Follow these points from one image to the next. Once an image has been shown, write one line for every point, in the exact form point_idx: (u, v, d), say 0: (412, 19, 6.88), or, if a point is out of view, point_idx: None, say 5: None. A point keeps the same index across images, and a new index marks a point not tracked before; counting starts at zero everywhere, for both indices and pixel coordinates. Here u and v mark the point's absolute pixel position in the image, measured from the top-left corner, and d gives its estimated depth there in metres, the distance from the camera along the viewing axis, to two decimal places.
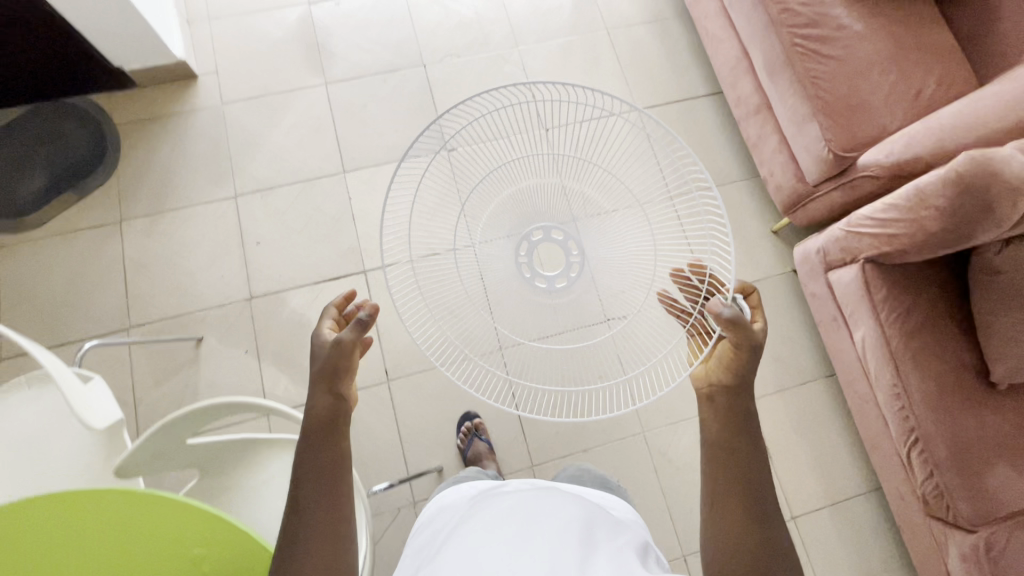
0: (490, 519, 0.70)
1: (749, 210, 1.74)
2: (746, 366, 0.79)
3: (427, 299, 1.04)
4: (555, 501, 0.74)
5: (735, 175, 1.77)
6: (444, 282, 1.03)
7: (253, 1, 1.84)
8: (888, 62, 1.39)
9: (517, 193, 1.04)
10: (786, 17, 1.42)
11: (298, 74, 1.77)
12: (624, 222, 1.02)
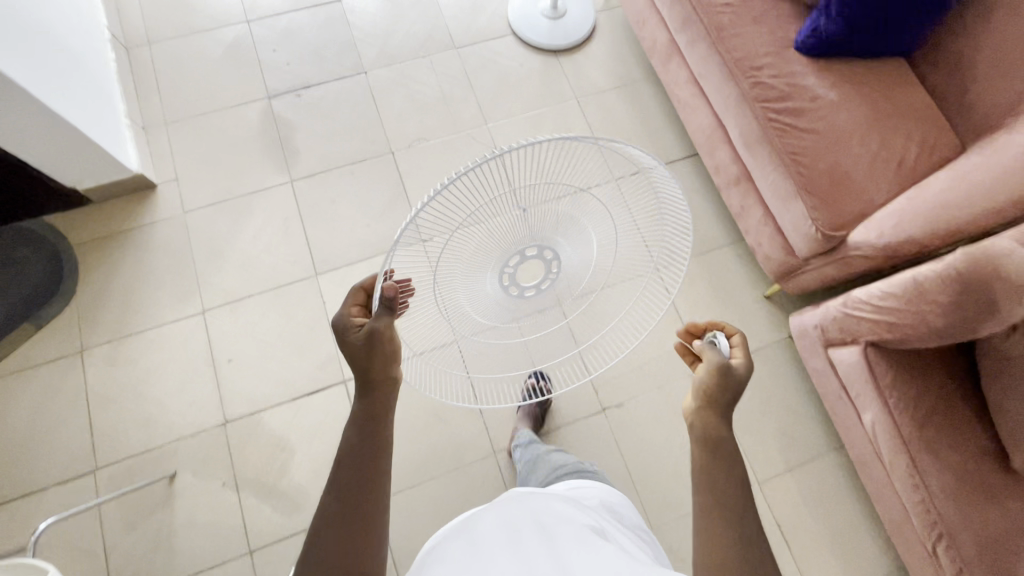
0: (463, 545, 0.68)
1: (738, 277, 1.69)
2: (723, 397, 0.73)
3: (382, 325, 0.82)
4: (538, 513, 0.74)
5: (720, 240, 1.72)
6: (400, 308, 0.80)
7: (212, 100, 1.78)
8: (867, 131, 1.35)
9: (501, 223, 0.74)
10: (758, 92, 1.39)
11: (262, 174, 1.71)
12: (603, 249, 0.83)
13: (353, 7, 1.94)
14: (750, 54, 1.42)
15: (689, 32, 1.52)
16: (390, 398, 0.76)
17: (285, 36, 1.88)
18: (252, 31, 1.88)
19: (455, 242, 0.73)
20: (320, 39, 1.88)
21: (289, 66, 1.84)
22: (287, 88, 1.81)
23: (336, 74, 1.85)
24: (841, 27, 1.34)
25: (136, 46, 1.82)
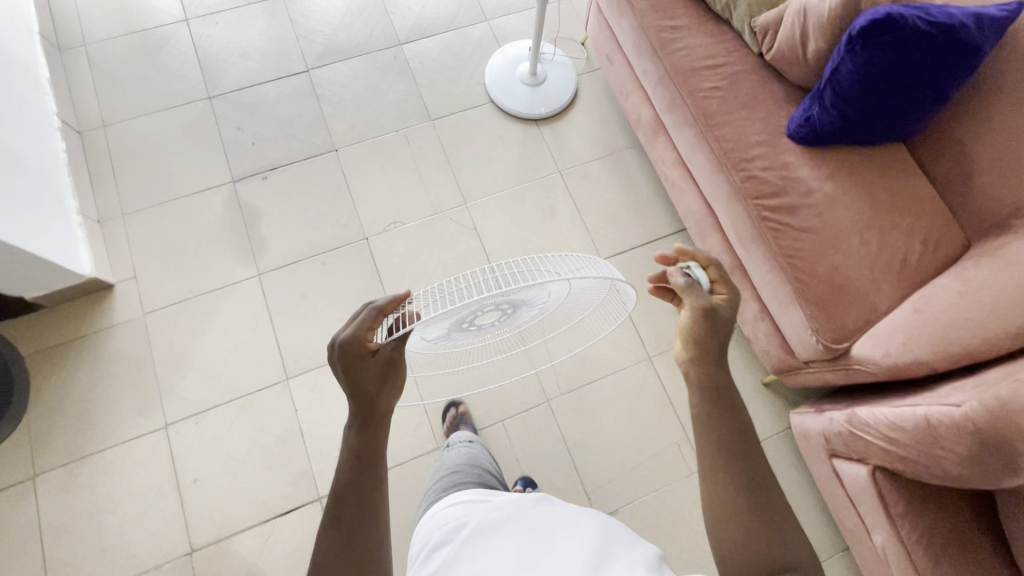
0: None
1: (735, 362, 1.60)
2: (708, 335, 0.70)
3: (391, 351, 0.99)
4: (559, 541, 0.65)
5: None
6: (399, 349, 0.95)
7: (173, 187, 1.68)
8: (866, 227, 1.27)
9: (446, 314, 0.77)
10: (750, 187, 1.31)
11: (228, 267, 1.61)
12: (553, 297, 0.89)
13: (322, 78, 1.84)
14: (740, 143, 1.34)
15: (676, 115, 1.44)
16: (380, 440, 0.71)
17: (250, 113, 1.78)
18: (215, 107, 1.77)
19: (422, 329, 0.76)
20: (288, 115, 1.79)
21: (254, 145, 1.74)
22: (253, 171, 1.71)
23: (305, 152, 1.75)
24: (834, 118, 1.26)
25: (91, 129, 1.72)
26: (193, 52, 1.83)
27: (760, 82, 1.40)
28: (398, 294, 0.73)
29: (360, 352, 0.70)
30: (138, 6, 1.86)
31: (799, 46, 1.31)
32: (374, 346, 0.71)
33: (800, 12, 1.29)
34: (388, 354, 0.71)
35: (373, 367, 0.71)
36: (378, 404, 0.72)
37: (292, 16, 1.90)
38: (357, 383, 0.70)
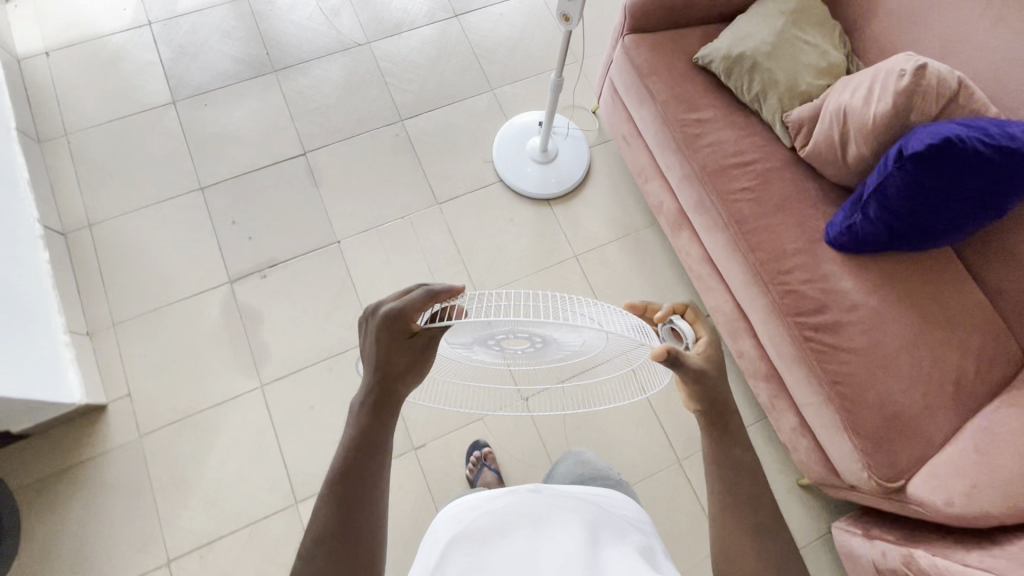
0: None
1: (769, 464, 1.51)
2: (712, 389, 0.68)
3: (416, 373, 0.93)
4: (560, 534, 0.64)
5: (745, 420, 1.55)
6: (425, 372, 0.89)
7: (166, 290, 1.58)
8: (917, 346, 1.19)
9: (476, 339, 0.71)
10: (789, 302, 1.22)
11: (228, 379, 1.51)
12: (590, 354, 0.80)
13: (319, 161, 1.73)
14: (777, 252, 1.25)
15: (703, 215, 1.35)
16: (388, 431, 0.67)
17: (245, 203, 1.67)
18: (207, 198, 1.67)
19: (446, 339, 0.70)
20: (284, 204, 1.68)
21: (250, 239, 1.64)
22: (250, 268, 1.61)
23: (305, 246, 1.64)
24: (880, 229, 1.16)
25: (76, 229, 1.61)
26: (182, 138, 1.72)
27: (794, 181, 1.31)
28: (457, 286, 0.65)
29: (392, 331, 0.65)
30: (122, 90, 1.76)
31: (837, 145, 1.20)
32: (417, 326, 0.66)
33: (839, 112, 1.19)
34: (429, 336, 0.65)
35: (409, 350, 0.66)
36: (397, 389, 0.68)
37: (285, 94, 1.79)
38: (387, 363, 0.66)
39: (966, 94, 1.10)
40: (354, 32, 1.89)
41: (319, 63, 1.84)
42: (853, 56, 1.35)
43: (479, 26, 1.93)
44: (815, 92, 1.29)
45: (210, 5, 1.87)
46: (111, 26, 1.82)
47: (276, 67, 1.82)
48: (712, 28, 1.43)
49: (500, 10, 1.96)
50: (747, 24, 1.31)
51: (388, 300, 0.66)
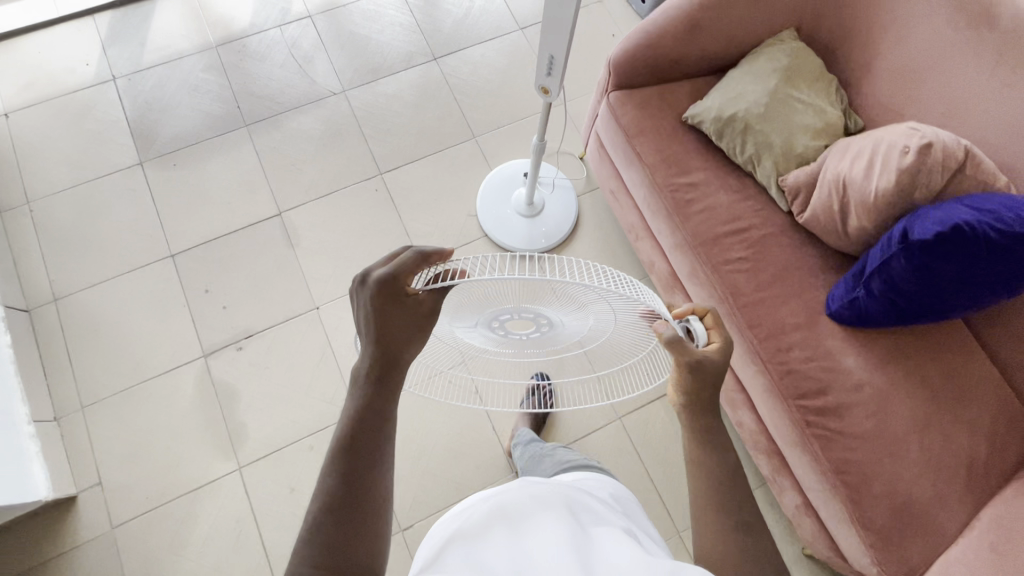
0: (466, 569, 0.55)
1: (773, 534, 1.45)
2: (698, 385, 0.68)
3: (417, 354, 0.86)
4: (551, 515, 0.62)
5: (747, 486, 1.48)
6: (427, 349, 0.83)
7: (138, 367, 1.50)
8: (926, 427, 1.12)
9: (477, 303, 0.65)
10: (789, 383, 1.15)
11: (205, 461, 1.44)
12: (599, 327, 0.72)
13: (296, 220, 1.66)
14: (775, 328, 1.18)
15: (697, 284, 1.27)
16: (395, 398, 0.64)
17: (219, 269, 1.60)
18: (179, 265, 1.59)
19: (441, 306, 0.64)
20: (260, 268, 1.61)
21: (225, 308, 1.56)
22: (226, 340, 1.54)
23: (282, 314, 1.57)
24: (884, 307, 1.09)
25: (42, 304, 1.53)
26: (151, 201, 1.64)
27: (791, 248, 1.23)
28: (449, 249, 0.61)
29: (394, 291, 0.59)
30: (87, 151, 1.67)
31: (837, 216, 1.13)
32: (414, 289, 0.60)
33: (838, 182, 1.12)
34: (426, 305, 0.59)
35: (407, 313, 0.60)
36: (403, 355, 0.63)
37: (258, 150, 1.71)
38: (387, 330, 0.61)
39: (974, 163, 1.03)
40: (329, 80, 1.81)
41: (292, 115, 1.76)
42: (851, 109, 1.26)
43: (459, 69, 1.85)
44: (811, 155, 1.21)
45: (177, 57, 1.79)
46: (73, 84, 1.73)
47: (248, 121, 1.74)
48: (700, 81, 1.34)
49: (480, 51, 1.88)
50: (736, 84, 1.23)
51: (378, 266, 0.61)
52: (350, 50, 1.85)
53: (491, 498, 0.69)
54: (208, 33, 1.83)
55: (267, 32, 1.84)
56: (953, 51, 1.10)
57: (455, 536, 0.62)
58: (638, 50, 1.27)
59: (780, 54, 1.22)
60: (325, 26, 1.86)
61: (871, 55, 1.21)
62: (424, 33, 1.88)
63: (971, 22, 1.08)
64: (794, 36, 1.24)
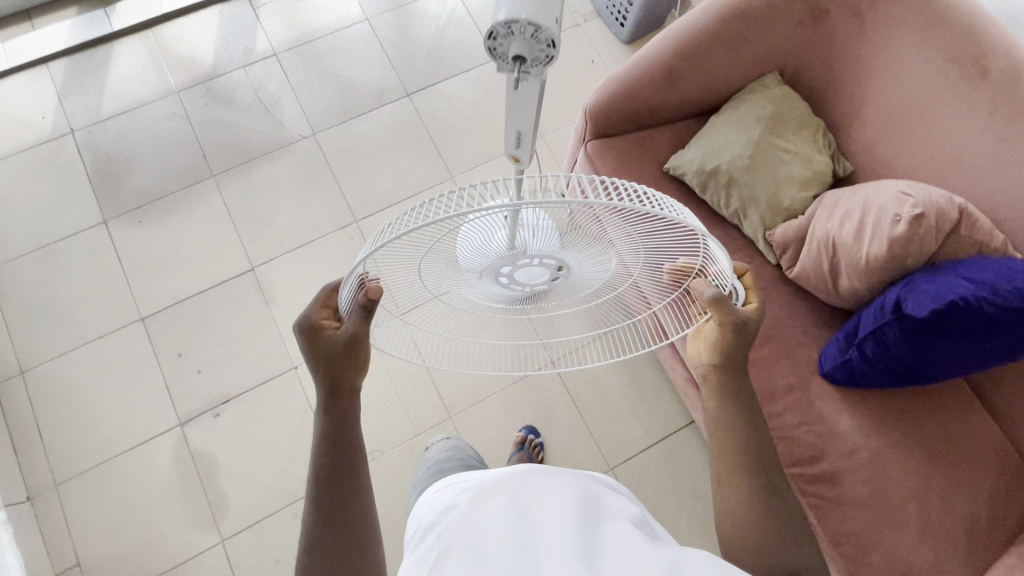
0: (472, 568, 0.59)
1: None
2: (733, 346, 0.75)
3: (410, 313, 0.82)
4: (558, 497, 0.65)
5: None
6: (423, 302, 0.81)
7: (111, 440, 1.45)
8: (926, 491, 1.07)
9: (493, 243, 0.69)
10: (781, 451, 1.11)
11: (186, 536, 1.40)
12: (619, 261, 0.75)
13: (270, 275, 1.60)
14: (765, 391, 1.14)
15: None
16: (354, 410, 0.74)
17: (192, 331, 1.54)
18: (149, 329, 1.54)
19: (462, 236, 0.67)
20: (235, 328, 1.55)
21: (200, 373, 1.51)
22: (202, 407, 1.49)
23: (259, 376, 1.52)
24: (876, 371, 1.05)
25: (8, 377, 1.48)
26: (117, 261, 1.58)
27: (780, 304, 1.18)
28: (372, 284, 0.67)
29: (336, 336, 0.70)
30: (47, 211, 1.60)
31: (827, 275, 1.09)
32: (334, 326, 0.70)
33: (827, 241, 1.07)
34: (350, 335, 0.69)
35: (338, 344, 0.70)
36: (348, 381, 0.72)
37: (227, 201, 1.65)
38: (323, 368, 0.71)
39: (968, 224, 0.98)
40: (298, 123, 1.73)
41: (262, 162, 1.69)
42: (839, 153, 1.20)
43: (434, 105, 1.78)
44: (798, 208, 1.16)
45: (137, 105, 1.71)
46: (29, 140, 1.66)
47: (215, 171, 1.67)
48: (682, 127, 1.28)
49: (455, 85, 1.80)
50: (718, 134, 1.17)
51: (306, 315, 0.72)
52: (319, 89, 1.77)
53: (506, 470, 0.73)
54: (169, 78, 1.74)
55: (231, 74, 1.76)
56: (945, 99, 1.03)
57: (461, 524, 0.65)
58: (615, 99, 1.20)
59: (763, 101, 1.16)
60: (292, 64, 1.78)
61: (859, 97, 1.13)
62: (396, 67, 1.81)
63: (963, 68, 1.01)
64: (778, 80, 1.17)
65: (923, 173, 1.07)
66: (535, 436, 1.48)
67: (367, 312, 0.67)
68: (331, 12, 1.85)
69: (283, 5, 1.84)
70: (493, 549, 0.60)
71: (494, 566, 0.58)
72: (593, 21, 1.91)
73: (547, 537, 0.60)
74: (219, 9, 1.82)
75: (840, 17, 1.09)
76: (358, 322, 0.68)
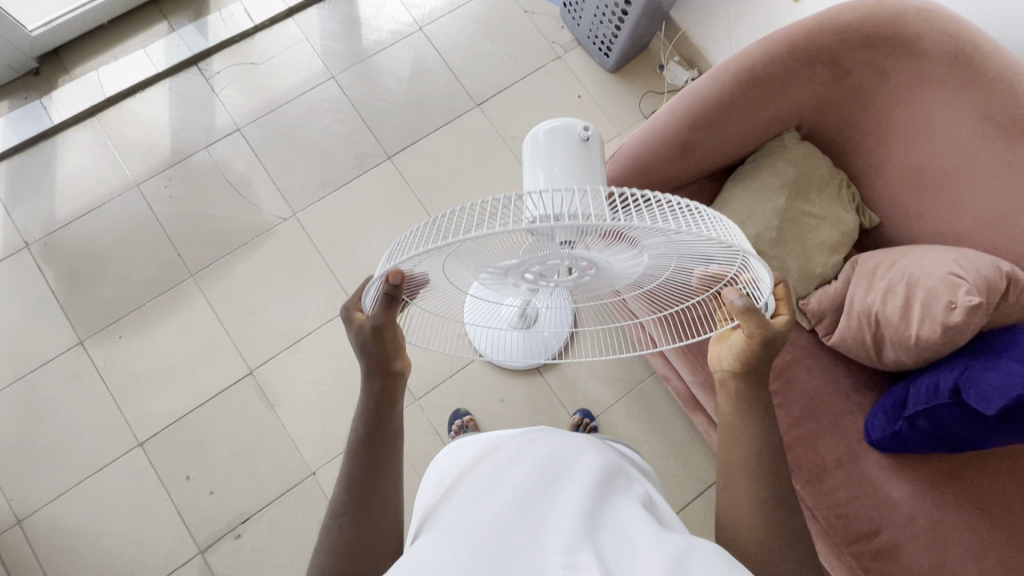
0: (473, 524, 0.54)
1: None
2: (763, 358, 0.67)
3: (446, 312, 0.84)
4: (580, 460, 0.63)
5: None
6: (453, 303, 0.82)
7: None
8: (995, 552, 1.03)
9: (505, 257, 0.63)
10: (838, 531, 1.08)
11: None
12: (646, 271, 0.67)
13: (270, 377, 1.49)
14: (815, 469, 1.10)
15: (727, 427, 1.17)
16: (398, 386, 0.72)
17: (196, 449, 1.44)
18: (151, 454, 1.42)
19: (467, 258, 0.61)
20: (242, 440, 1.45)
21: (213, 494, 1.41)
22: (220, 529, 1.38)
23: (276, 487, 1.41)
24: (931, 446, 1.00)
25: (5, 529, 1.36)
26: (103, 385, 1.46)
27: (819, 371, 1.13)
28: (418, 279, 0.66)
29: (362, 328, 0.68)
30: (17, 339, 1.47)
31: (870, 348, 1.04)
32: (362, 319, 0.69)
33: (868, 316, 1.03)
34: (375, 325, 0.66)
35: (368, 338, 0.68)
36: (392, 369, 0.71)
37: (211, 301, 1.53)
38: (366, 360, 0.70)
39: (1018, 291, 0.93)
40: (275, 204, 1.60)
41: (243, 253, 1.57)
42: (863, 205, 1.17)
43: (418, 165, 1.66)
44: (830, 273, 1.11)
45: (95, 205, 1.57)
46: None
47: (193, 269, 1.54)
48: (697, 190, 1.20)
49: (438, 140, 1.68)
50: (740, 203, 1.11)
51: (352, 307, 0.71)
52: (292, 163, 1.64)
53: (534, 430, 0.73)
54: (125, 170, 1.60)
55: (194, 157, 1.62)
56: (985, 159, 0.97)
57: (466, 495, 0.60)
58: (629, 176, 1.11)
59: (786, 165, 1.10)
60: (259, 138, 1.65)
61: (885, 151, 1.09)
62: (372, 128, 1.68)
63: (1003, 128, 0.94)
64: (797, 137, 1.12)
65: (969, 229, 1.03)
66: (590, 419, 1.47)
67: (390, 300, 0.63)
68: (292, 74, 1.71)
69: (239, 70, 1.70)
70: (506, 484, 0.59)
71: (500, 521, 0.54)
72: (574, 51, 1.80)
73: (559, 484, 0.60)
74: (167, 84, 1.67)
75: (863, 73, 1.03)
76: (381, 309, 0.65)
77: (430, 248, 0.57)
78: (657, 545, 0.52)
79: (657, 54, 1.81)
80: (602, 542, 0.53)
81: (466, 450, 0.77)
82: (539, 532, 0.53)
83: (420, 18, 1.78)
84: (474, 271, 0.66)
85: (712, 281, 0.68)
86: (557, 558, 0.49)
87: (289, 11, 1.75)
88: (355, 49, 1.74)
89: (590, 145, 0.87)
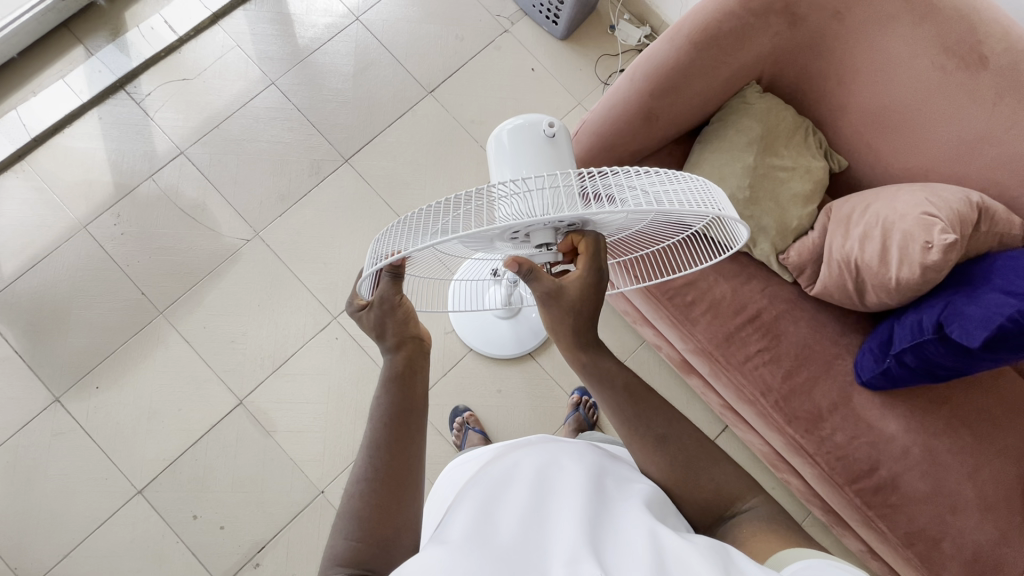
0: (475, 534, 0.51)
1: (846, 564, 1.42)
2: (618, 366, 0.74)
3: (436, 263, 0.82)
4: (579, 470, 0.61)
5: (809, 526, 1.43)
6: (439, 260, 0.79)
7: None
8: (985, 467, 1.08)
9: (482, 239, 0.64)
10: (837, 471, 1.11)
11: None
12: (622, 228, 0.69)
13: (261, 404, 1.45)
14: (812, 416, 1.12)
15: (731, 394, 1.17)
16: (413, 418, 0.70)
17: (199, 487, 1.40)
18: (153, 500, 1.39)
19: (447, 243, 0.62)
20: (243, 469, 1.42)
21: (224, 528, 1.38)
22: (238, 561, 1.37)
23: (287, 513, 1.40)
24: (920, 380, 1.02)
25: None
26: (89, 439, 1.41)
27: (805, 321, 1.14)
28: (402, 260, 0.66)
29: (371, 312, 0.72)
30: None
31: (852, 294, 1.05)
32: (364, 304, 0.72)
33: (847, 263, 1.03)
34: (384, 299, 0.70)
35: (377, 317, 0.72)
36: (414, 390, 0.72)
37: (186, 336, 1.48)
38: (385, 335, 0.74)
39: (988, 219, 0.95)
40: (235, 226, 1.54)
41: (211, 281, 1.51)
42: (832, 149, 1.16)
43: (378, 164, 1.60)
44: (807, 224, 1.11)
45: (43, 255, 1.48)
46: None
47: (161, 306, 1.48)
48: (665, 156, 1.18)
49: (394, 135, 1.62)
50: (711, 164, 1.09)
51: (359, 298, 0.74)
52: (245, 180, 1.56)
53: (534, 441, 0.72)
54: (68, 212, 1.51)
55: (139, 188, 1.54)
56: (947, 92, 0.98)
57: (467, 504, 0.58)
58: (592, 153, 1.10)
59: (751, 120, 1.08)
60: (206, 159, 1.57)
61: (847, 95, 1.08)
62: (323, 131, 1.60)
63: (961, 57, 0.96)
64: (758, 90, 1.11)
65: (937, 164, 1.03)
66: (588, 396, 1.49)
67: (397, 277, 0.68)
68: (228, 84, 1.61)
69: (171, 88, 1.60)
70: (510, 499, 0.57)
71: (505, 536, 0.51)
72: (521, 22, 1.73)
73: (563, 489, 0.58)
74: (95, 114, 1.57)
75: (818, 19, 1.02)
76: (390, 285, 0.68)
77: (409, 234, 0.57)
78: (658, 547, 0.49)
79: (606, 14, 1.75)
80: (605, 545, 0.50)
81: (468, 473, 0.76)
82: (545, 544, 0.51)
83: (355, 7, 1.69)
84: (455, 245, 0.67)
85: (695, 224, 0.67)
86: (562, 565, 0.47)
87: (213, 17, 1.64)
88: (290, 49, 1.65)
89: (557, 142, 0.78)
